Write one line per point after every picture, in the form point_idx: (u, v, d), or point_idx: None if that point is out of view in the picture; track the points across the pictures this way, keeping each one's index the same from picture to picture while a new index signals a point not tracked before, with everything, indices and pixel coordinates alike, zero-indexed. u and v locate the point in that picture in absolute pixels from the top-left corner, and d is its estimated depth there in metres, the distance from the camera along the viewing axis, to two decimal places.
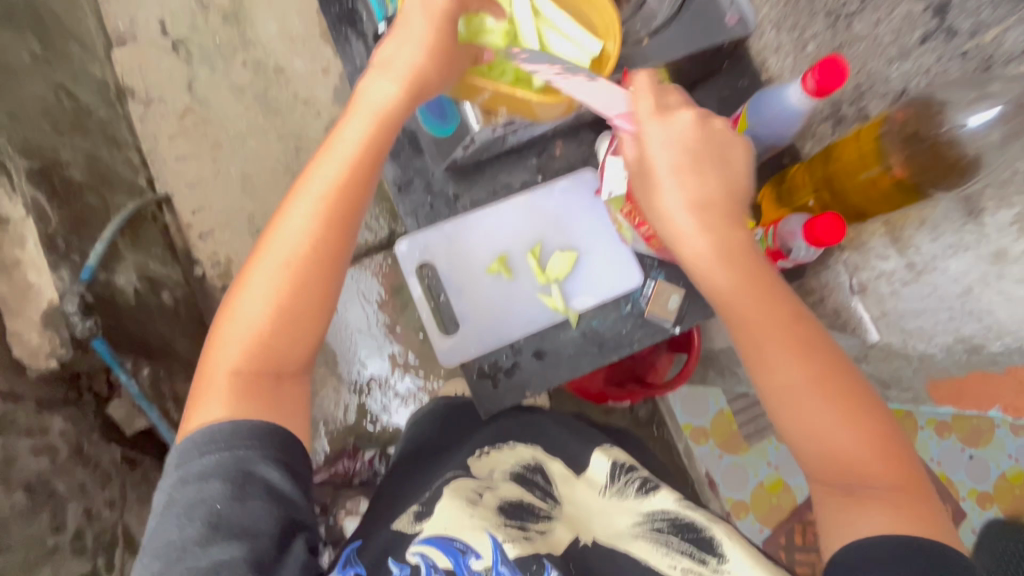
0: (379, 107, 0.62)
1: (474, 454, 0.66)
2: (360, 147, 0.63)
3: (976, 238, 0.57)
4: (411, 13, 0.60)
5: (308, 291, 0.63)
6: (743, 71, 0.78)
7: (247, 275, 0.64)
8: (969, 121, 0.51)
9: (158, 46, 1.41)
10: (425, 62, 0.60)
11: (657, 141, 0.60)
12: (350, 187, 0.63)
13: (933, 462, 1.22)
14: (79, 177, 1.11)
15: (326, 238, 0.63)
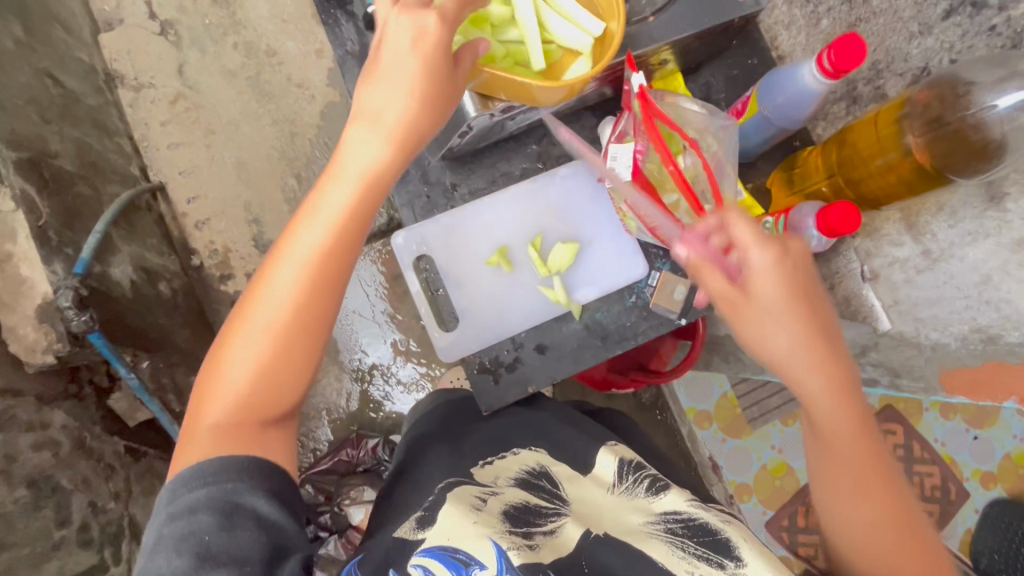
0: (366, 167, 0.56)
1: (478, 463, 0.64)
2: (346, 209, 0.57)
3: (997, 224, 0.54)
4: (397, 54, 0.53)
5: (294, 359, 0.58)
6: (752, 48, 0.74)
7: (228, 335, 0.58)
8: (998, 102, 0.49)
9: (146, 28, 1.37)
10: (415, 112, 0.54)
11: (765, 269, 0.53)
12: (337, 251, 0.57)
13: (936, 443, 1.23)
14: (69, 167, 1.08)
15: (312, 304, 0.58)
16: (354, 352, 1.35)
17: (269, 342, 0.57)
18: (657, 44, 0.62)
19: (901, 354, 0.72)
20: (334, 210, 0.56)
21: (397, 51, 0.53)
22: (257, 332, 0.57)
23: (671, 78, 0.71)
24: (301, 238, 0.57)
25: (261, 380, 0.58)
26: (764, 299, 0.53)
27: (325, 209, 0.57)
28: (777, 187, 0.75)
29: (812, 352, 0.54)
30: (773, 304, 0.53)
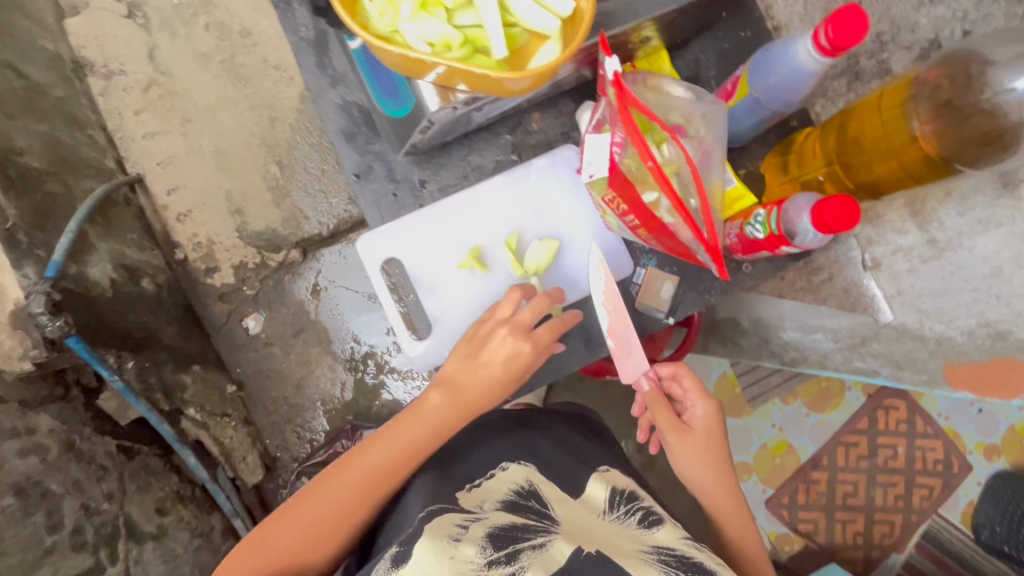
0: (438, 421, 0.65)
1: (463, 488, 0.61)
2: (410, 447, 0.65)
3: (1010, 212, 0.58)
4: (494, 351, 0.66)
5: (320, 550, 0.62)
6: (745, 19, 0.68)
7: (299, 506, 0.63)
8: (1016, 83, 0.48)
9: (113, 11, 1.30)
10: (490, 394, 0.66)
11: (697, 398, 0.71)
12: (389, 477, 0.64)
13: (941, 417, 1.20)
14: (37, 164, 1.04)
15: (355, 517, 0.63)
16: (347, 341, 1.34)
17: (311, 532, 0.62)
18: (636, 21, 0.56)
19: (902, 345, 0.68)
20: (413, 446, 0.65)
21: (495, 350, 0.66)
22: (303, 517, 0.62)
23: (655, 56, 0.66)
24: (371, 456, 0.64)
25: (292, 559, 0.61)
26: (701, 436, 0.70)
27: (393, 441, 0.65)
28: (770, 173, 0.68)
29: (724, 479, 0.71)
30: (707, 441, 0.70)
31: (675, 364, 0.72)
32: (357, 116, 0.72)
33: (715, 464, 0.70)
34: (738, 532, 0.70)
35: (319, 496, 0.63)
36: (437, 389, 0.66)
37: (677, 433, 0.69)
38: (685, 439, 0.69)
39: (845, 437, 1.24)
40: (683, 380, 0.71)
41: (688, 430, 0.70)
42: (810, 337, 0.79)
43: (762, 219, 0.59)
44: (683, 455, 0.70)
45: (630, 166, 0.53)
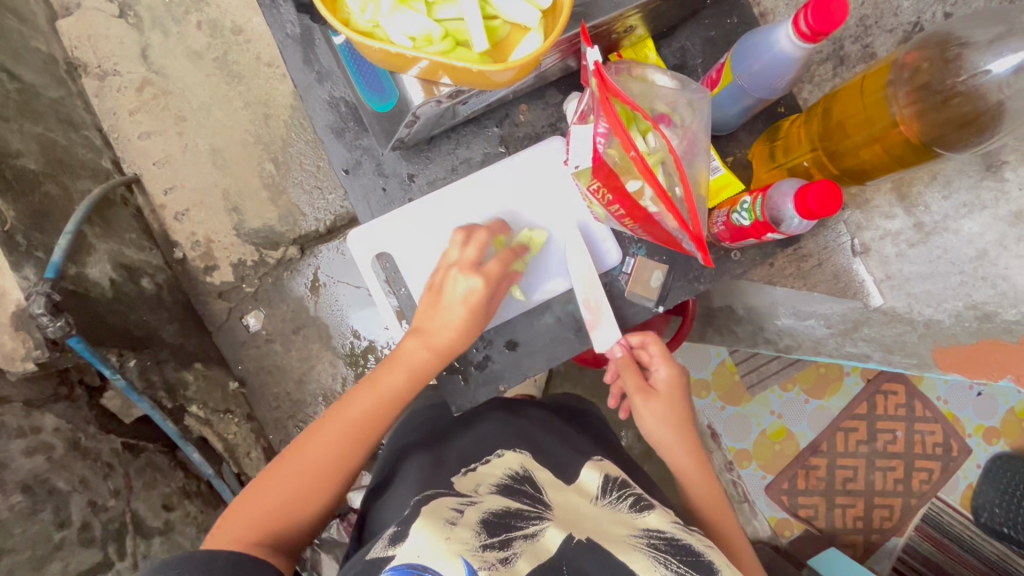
0: (416, 369, 0.66)
1: (458, 472, 0.62)
2: (392, 398, 0.67)
3: (994, 195, 0.57)
4: (455, 297, 0.65)
5: (313, 499, 0.65)
6: (731, 6, 0.68)
7: (280, 464, 0.65)
8: (992, 66, 0.48)
9: (104, 11, 1.30)
10: (460, 339, 0.66)
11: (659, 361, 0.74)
12: (376, 424, 0.67)
13: (939, 401, 1.21)
14: (34, 166, 1.05)
15: (345, 464, 0.65)
16: (347, 336, 1.35)
17: (304, 480, 0.64)
18: (619, 10, 0.56)
19: (893, 329, 0.69)
20: (388, 395, 0.67)
21: (455, 296, 0.65)
22: (298, 470, 0.64)
23: (641, 45, 0.66)
24: (359, 407, 0.66)
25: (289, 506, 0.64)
26: (665, 397, 0.74)
27: (378, 395, 0.67)
28: (758, 161, 0.68)
29: (688, 441, 0.75)
30: (670, 401, 0.74)
31: (643, 334, 0.74)
32: (345, 111, 0.72)
33: (678, 425, 0.74)
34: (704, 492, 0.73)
35: (312, 447, 0.65)
36: (415, 338, 0.66)
37: (640, 395, 0.74)
38: (650, 400, 0.74)
39: (844, 423, 1.24)
40: (649, 346, 0.73)
41: (653, 390, 0.74)
42: (802, 324, 0.79)
43: (748, 206, 0.59)
44: (648, 414, 0.74)
45: (614, 156, 0.54)
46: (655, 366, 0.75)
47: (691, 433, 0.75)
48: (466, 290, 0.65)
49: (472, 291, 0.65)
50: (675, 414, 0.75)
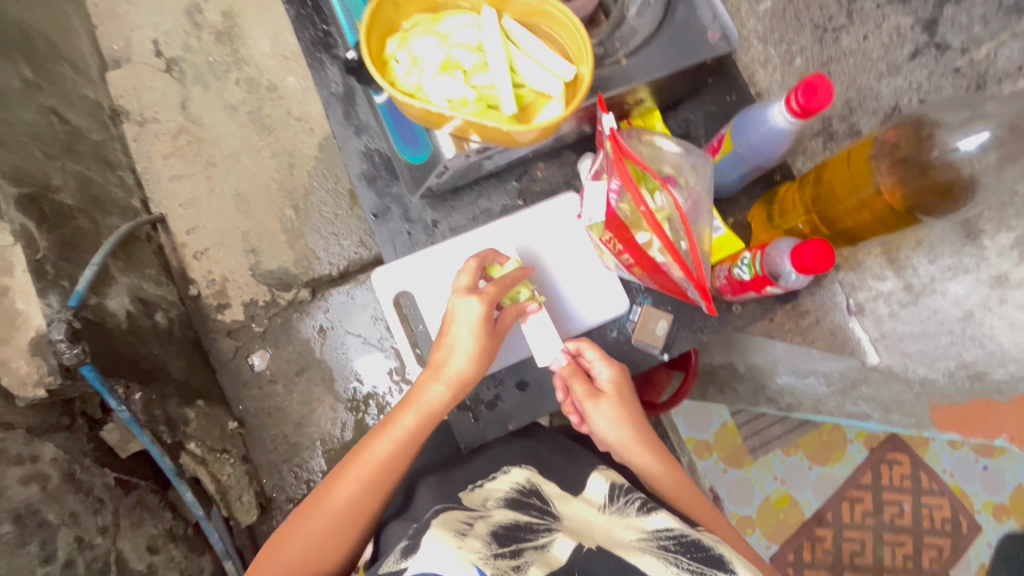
0: (429, 405, 0.65)
1: (467, 489, 0.63)
2: (409, 435, 0.65)
3: (976, 260, 0.56)
4: (459, 325, 0.64)
5: (343, 542, 0.64)
6: (730, 86, 0.75)
7: (303, 511, 0.64)
8: (961, 144, 0.51)
9: (152, 66, 1.41)
10: (470, 371, 0.64)
11: (598, 361, 0.67)
12: (395, 461, 0.65)
13: (944, 474, 1.17)
14: (70, 202, 1.11)
15: (368, 503, 0.64)
16: (349, 380, 1.35)
17: (327, 522, 0.63)
18: (630, 85, 0.63)
19: (890, 389, 0.71)
20: (402, 432, 0.65)
21: (459, 324, 0.64)
22: (321, 514, 0.63)
23: (649, 114, 0.72)
24: (376, 446, 0.65)
25: (313, 551, 0.62)
26: (612, 398, 0.68)
27: (394, 431, 0.65)
28: (757, 223, 0.73)
29: (647, 437, 0.70)
30: (620, 401, 0.68)
31: (577, 340, 0.68)
32: (378, 162, 0.78)
33: (632, 419, 0.69)
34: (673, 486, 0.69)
35: (332, 492, 0.64)
36: (429, 374, 0.65)
37: (590, 399, 0.67)
38: (600, 406, 0.67)
39: (850, 492, 1.22)
40: (586, 353, 0.68)
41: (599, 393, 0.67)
42: (802, 382, 0.83)
43: (748, 261, 0.63)
44: (600, 418, 0.68)
45: (625, 211, 0.58)
46: (596, 369, 0.68)
47: (646, 425, 0.71)
48: (467, 321, 0.64)
49: (473, 319, 0.63)
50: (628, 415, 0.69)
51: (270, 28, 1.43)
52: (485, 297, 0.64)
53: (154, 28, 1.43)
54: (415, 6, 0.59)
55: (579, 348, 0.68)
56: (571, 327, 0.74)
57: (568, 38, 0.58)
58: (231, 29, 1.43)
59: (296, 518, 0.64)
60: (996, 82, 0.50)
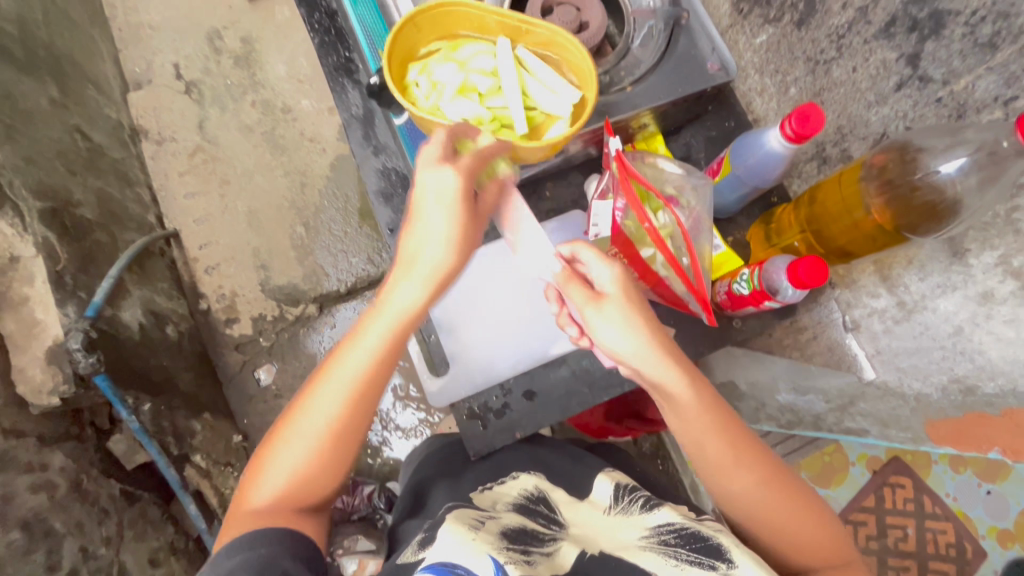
0: (403, 308, 0.57)
1: (477, 488, 0.65)
2: (387, 340, 0.57)
3: (963, 278, 0.57)
4: (433, 203, 0.56)
5: (337, 464, 0.59)
6: (729, 112, 0.78)
7: (279, 435, 0.58)
8: (941, 168, 0.53)
9: (172, 88, 1.47)
10: (449, 264, 0.57)
11: (598, 269, 0.56)
12: (377, 374, 0.58)
13: (948, 497, 1.15)
14: (90, 216, 1.15)
15: (355, 420, 0.58)
16: None
17: (312, 445, 0.57)
18: (636, 110, 0.67)
19: (887, 403, 0.74)
20: (377, 339, 0.57)
21: (432, 206, 0.56)
22: (302, 435, 0.57)
23: (652, 139, 0.76)
24: (348, 358, 0.57)
25: (304, 477, 0.58)
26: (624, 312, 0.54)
27: (367, 342, 0.57)
28: (755, 241, 0.76)
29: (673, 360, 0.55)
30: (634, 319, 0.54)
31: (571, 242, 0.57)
32: (395, 180, 0.81)
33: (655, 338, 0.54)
34: (702, 423, 0.57)
35: (308, 410, 0.58)
36: (399, 272, 0.57)
37: (596, 314, 0.54)
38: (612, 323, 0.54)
39: (852, 515, 1.22)
40: (581, 255, 0.57)
41: (604, 300, 0.54)
42: (802, 398, 0.86)
43: (747, 277, 0.65)
44: (605, 331, 0.54)
45: (630, 227, 0.61)
46: (596, 277, 0.56)
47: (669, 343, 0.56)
48: (441, 203, 0.55)
49: (450, 202, 0.55)
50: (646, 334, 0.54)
51: (286, 53, 1.49)
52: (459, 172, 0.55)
53: (175, 52, 1.49)
54: (432, 26, 0.63)
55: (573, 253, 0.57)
56: (562, 345, 0.77)
57: (576, 69, 0.62)
58: (249, 54, 1.49)
59: (274, 443, 0.58)
60: (975, 112, 0.51)
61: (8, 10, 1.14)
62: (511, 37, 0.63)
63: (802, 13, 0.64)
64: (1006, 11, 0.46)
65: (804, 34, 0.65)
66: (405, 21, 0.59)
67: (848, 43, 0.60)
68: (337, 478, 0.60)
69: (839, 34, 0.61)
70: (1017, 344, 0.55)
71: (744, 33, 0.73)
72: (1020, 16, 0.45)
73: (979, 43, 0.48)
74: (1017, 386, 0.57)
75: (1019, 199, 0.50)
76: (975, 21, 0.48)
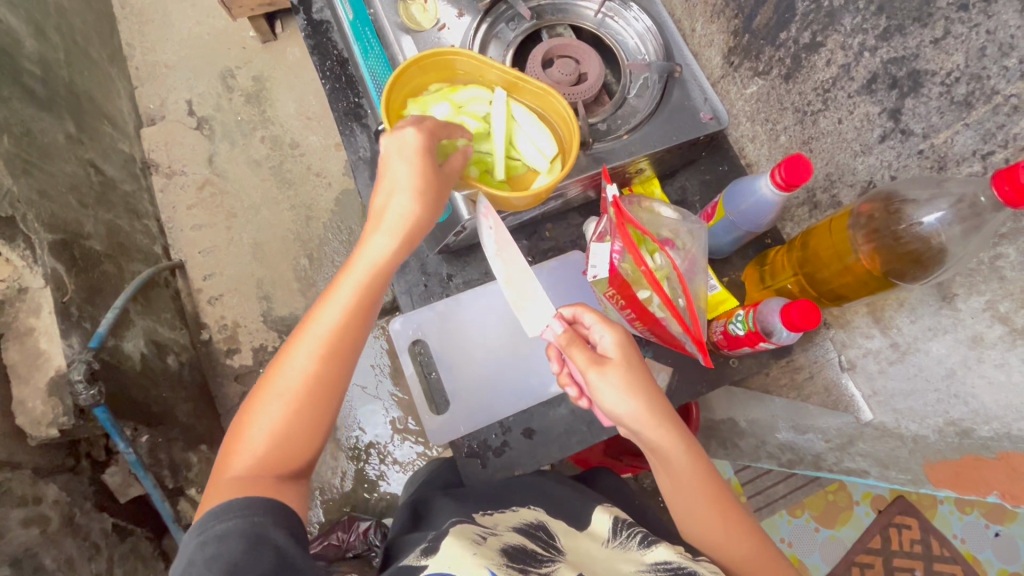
0: (376, 257, 0.57)
1: (481, 510, 0.63)
2: (358, 291, 0.57)
3: (952, 322, 0.58)
4: (396, 158, 0.56)
5: (313, 427, 0.56)
6: (722, 157, 0.81)
7: (250, 403, 0.56)
8: (925, 219, 0.55)
9: (184, 123, 1.51)
10: (416, 212, 0.56)
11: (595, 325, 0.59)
12: (352, 326, 0.57)
13: (956, 539, 1.18)
14: (98, 248, 1.17)
15: (332, 376, 0.56)
16: (352, 429, 1.28)
17: (289, 404, 0.55)
18: (631, 157, 0.70)
19: (885, 444, 0.73)
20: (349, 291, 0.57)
21: (395, 158, 0.56)
22: (278, 394, 0.55)
23: (648, 182, 0.80)
24: (322, 313, 0.57)
25: (283, 443, 0.54)
26: (619, 363, 0.56)
27: (341, 295, 0.57)
28: (750, 281, 0.78)
29: (667, 418, 0.57)
30: (629, 369, 0.56)
31: (573, 306, 0.61)
32: None
33: (650, 396, 0.56)
34: (690, 479, 0.58)
35: (281, 370, 0.56)
36: (369, 227, 0.58)
37: (592, 365, 0.56)
38: (607, 373, 0.55)
39: (860, 557, 1.18)
40: (584, 317, 0.60)
41: (608, 363, 0.56)
42: (802, 437, 0.87)
43: (742, 319, 0.67)
44: (608, 393, 0.55)
45: (627, 269, 0.62)
46: (597, 335, 0.59)
47: (664, 401, 0.57)
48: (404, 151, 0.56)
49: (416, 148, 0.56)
50: (640, 387, 0.56)
51: (296, 92, 1.54)
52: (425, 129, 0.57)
53: (189, 90, 1.54)
54: (435, 69, 0.67)
55: (576, 313, 0.60)
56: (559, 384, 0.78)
57: (564, 126, 0.66)
58: (261, 92, 1.54)
59: (248, 411, 0.55)
60: (955, 164, 0.54)
61: (32, 50, 1.19)
62: (508, 90, 0.67)
63: (789, 68, 0.68)
64: (978, 74, 0.49)
65: (792, 87, 0.68)
66: (409, 62, 0.63)
67: (833, 97, 0.63)
68: (318, 444, 0.56)
69: (825, 88, 0.64)
70: (1009, 388, 0.55)
71: (735, 83, 0.77)
72: (991, 79, 0.48)
73: (956, 100, 0.51)
74: (1011, 430, 0.57)
75: (1002, 247, 0.52)
76: (950, 81, 0.51)
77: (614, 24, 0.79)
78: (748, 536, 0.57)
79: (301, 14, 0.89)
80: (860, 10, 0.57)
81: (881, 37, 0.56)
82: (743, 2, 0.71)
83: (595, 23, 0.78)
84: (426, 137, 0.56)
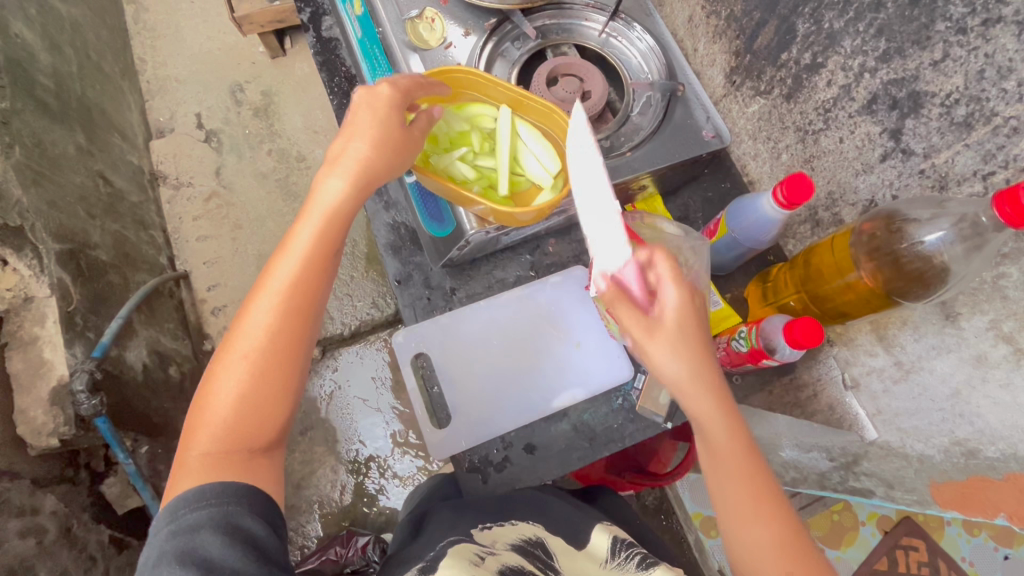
0: (329, 204, 0.55)
1: (478, 526, 0.61)
2: (312, 245, 0.55)
3: (956, 340, 0.58)
4: (358, 110, 0.56)
5: (279, 396, 0.55)
6: (725, 174, 0.82)
7: (214, 365, 0.55)
8: (927, 238, 0.55)
9: (193, 136, 1.53)
10: (371, 156, 0.55)
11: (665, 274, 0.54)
12: (309, 283, 0.55)
13: (964, 562, 1.13)
14: (105, 258, 1.17)
15: (292, 334, 0.55)
16: (353, 442, 1.27)
17: (250, 370, 0.54)
18: (635, 173, 0.71)
19: (890, 464, 0.73)
20: (306, 241, 0.55)
21: (356, 109, 0.56)
22: (237, 360, 0.54)
23: (650, 200, 0.81)
24: (277, 270, 0.55)
25: (246, 412, 0.54)
26: (668, 320, 0.54)
27: (295, 247, 0.55)
28: (753, 298, 0.78)
29: (709, 381, 0.54)
30: (677, 327, 0.54)
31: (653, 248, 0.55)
32: (404, 232, 0.85)
33: (696, 360, 0.54)
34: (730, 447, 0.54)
35: (240, 332, 0.55)
36: (323, 172, 0.56)
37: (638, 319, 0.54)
38: (653, 329, 0.54)
39: None
40: (658, 264, 0.54)
41: (657, 326, 0.54)
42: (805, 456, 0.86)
43: (745, 335, 0.67)
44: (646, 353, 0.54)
45: None
46: (661, 287, 0.54)
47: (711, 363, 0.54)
48: (368, 101, 0.56)
49: (377, 99, 0.56)
50: (687, 348, 0.53)
51: (304, 106, 1.56)
52: (394, 86, 0.57)
53: (198, 103, 1.56)
54: None
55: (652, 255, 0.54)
56: (560, 398, 0.77)
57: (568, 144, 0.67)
58: (268, 106, 1.57)
59: (209, 382, 0.55)
60: (956, 183, 0.54)
61: (45, 64, 1.21)
62: (513, 107, 0.68)
63: (790, 88, 0.68)
64: (977, 96, 0.50)
65: (793, 106, 0.69)
66: None
67: (835, 116, 0.64)
68: (289, 411, 0.56)
69: (826, 107, 0.65)
70: (1015, 409, 0.55)
71: (737, 102, 0.78)
72: (991, 101, 0.49)
73: (956, 121, 0.52)
74: (1017, 451, 0.57)
75: (1004, 267, 0.52)
76: (950, 103, 0.52)
77: (617, 44, 0.80)
78: (773, 527, 0.52)
79: (310, 31, 0.91)
80: (859, 32, 0.58)
81: (881, 59, 0.57)
82: (745, 23, 0.72)
83: (599, 43, 0.80)
84: (396, 93, 0.57)
